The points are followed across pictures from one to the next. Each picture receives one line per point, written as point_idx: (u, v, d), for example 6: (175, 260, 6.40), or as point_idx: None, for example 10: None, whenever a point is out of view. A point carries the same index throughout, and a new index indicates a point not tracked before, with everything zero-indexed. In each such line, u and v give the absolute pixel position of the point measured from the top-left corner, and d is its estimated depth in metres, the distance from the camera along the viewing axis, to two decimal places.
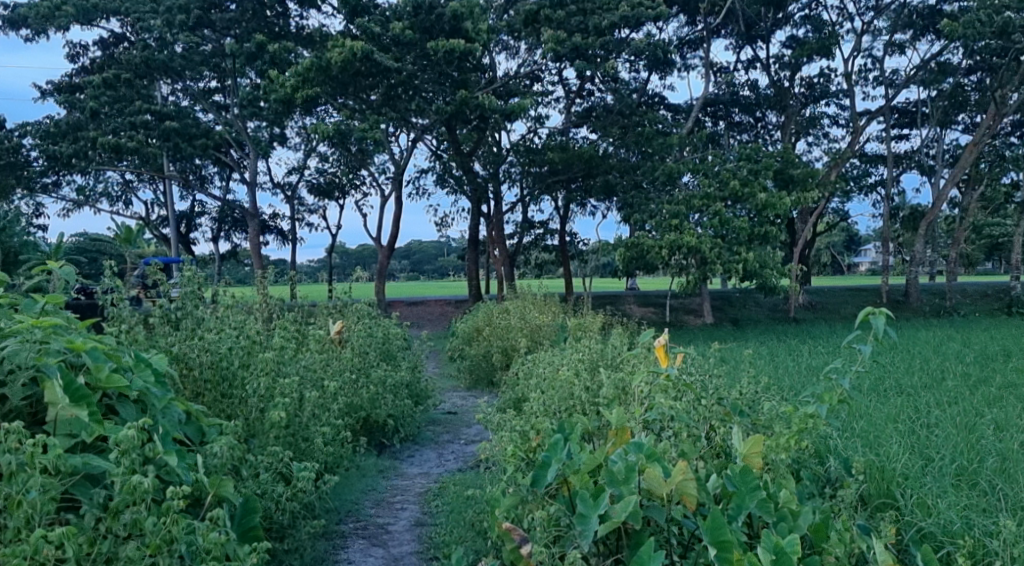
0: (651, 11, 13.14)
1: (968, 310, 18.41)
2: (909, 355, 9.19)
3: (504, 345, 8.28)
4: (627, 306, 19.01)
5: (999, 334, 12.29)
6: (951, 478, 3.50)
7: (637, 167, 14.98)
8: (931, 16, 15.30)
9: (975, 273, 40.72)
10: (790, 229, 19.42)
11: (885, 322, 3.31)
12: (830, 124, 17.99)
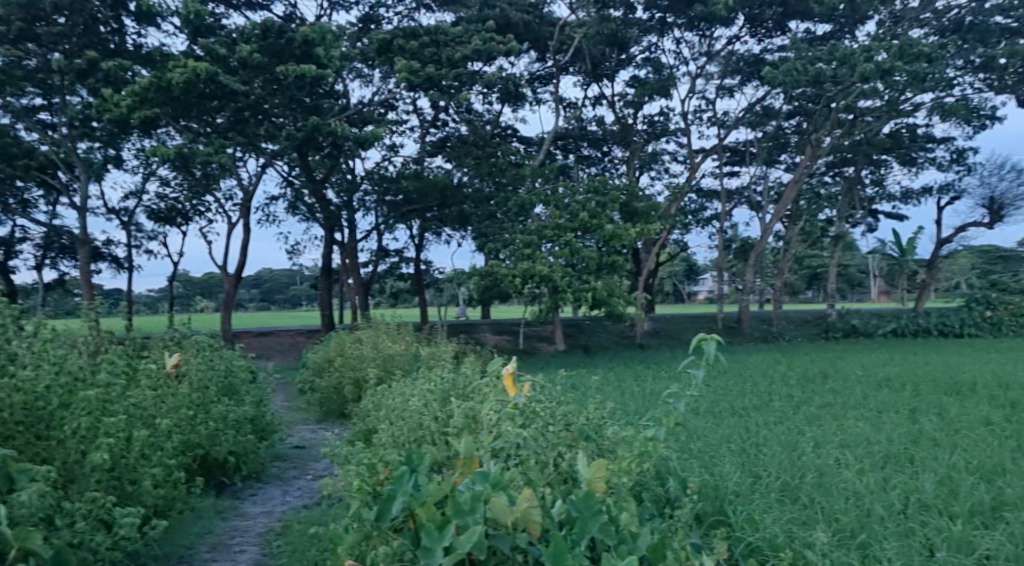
0: (502, 46, 13.60)
1: (792, 334, 19.98)
2: (725, 386, 9.98)
3: (356, 377, 8.30)
4: (481, 334, 19.31)
5: (809, 357, 13.46)
6: (777, 502, 3.78)
7: (490, 198, 15.43)
8: (755, 63, 16.55)
9: (799, 303, 44.41)
10: (636, 258, 19.55)
11: (716, 348, 3.55)
12: (670, 160, 19.13)
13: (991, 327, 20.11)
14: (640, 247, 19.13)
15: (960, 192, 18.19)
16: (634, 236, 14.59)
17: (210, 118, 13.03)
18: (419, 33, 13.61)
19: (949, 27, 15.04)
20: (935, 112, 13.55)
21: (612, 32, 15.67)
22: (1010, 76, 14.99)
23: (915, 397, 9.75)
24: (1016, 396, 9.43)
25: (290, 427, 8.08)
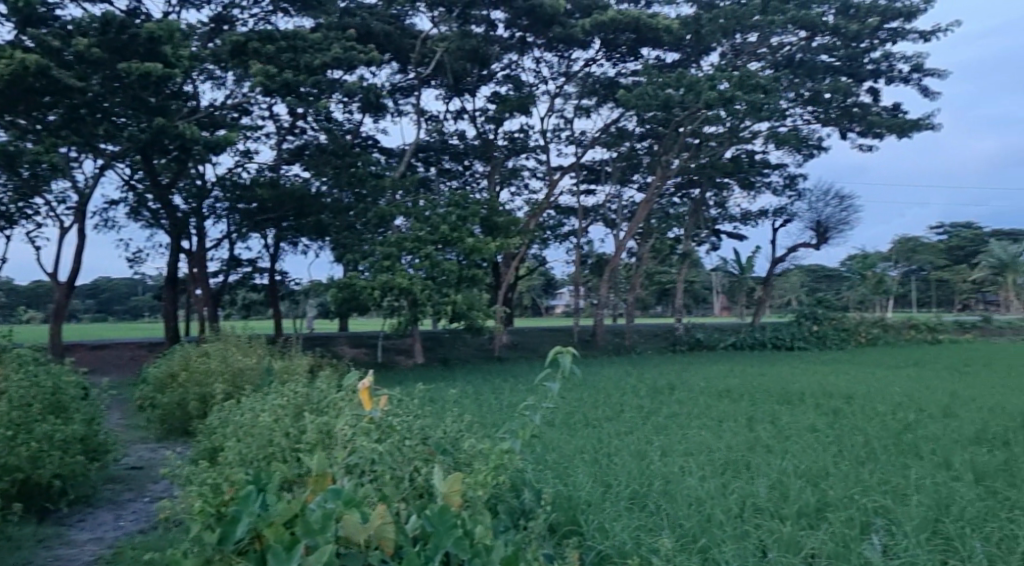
0: (362, 56, 13.47)
1: (643, 347, 20.90)
2: (574, 415, 10.15)
3: (202, 392, 7.97)
4: (338, 346, 18.96)
5: (654, 369, 14.13)
6: (632, 524, 3.96)
7: (349, 209, 15.26)
8: (610, 86, 17.24)
9: (649, 317, 46.68)
10: (495, 272, 19.91)
11: (572, 361, 3.65)
12: (530, 176, 19.64)
13: (817, 340, 21.86)
14: (500, 261, 19.52)
15: (792, 215, 19.68)
16: (494, 249, 14.87)
17: (39, 116, 12.24)
18: (275, 37, 13.24)
19: (782, 62, 16.14)
20: (769, 141, 14.51)
21: (473, 48, 15.87)
22: (834, 111, 16.20)
23: (744, 406, 10.47)
24: (832, 404, 10.33)
25: (128, 445, 7.70)
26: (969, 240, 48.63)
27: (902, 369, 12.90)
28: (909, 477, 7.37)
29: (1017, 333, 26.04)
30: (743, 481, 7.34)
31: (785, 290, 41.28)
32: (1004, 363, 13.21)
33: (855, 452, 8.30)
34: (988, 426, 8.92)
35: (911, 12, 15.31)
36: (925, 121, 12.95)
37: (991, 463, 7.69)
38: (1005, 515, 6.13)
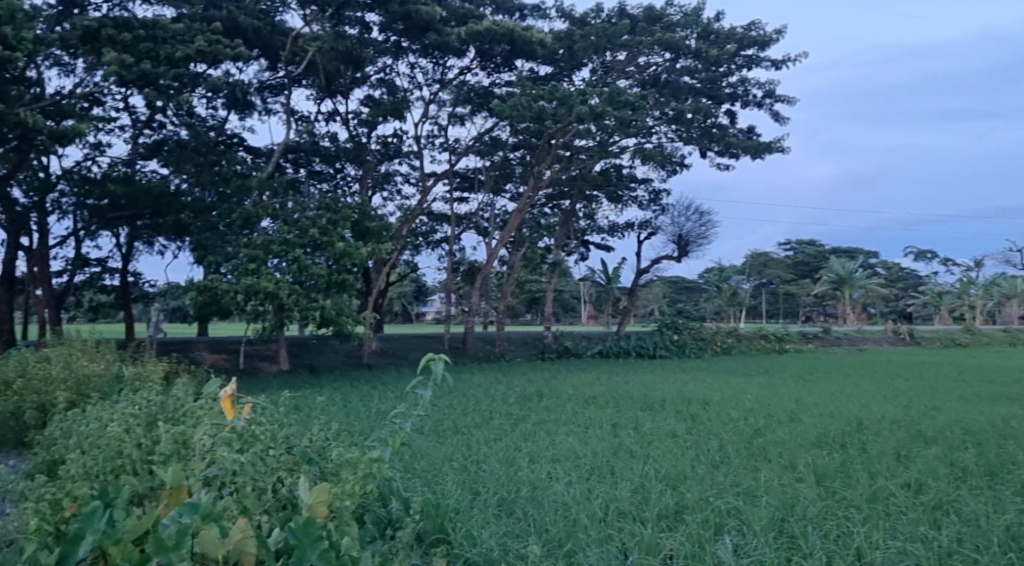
0: (229, 51, 12.90)
1: (513, 354, 21.16)
2: (444, 421, 10.19)
3: (43, 401, 7.34)
4: (197, 352, 18.01)
5: (524, 377, 14.37)
6: (501, 532, 4.03)
7: (212, 209, 14.62)
8: (484, 95, 17.43)
9: (519, 325, 47.44)
10: (365, 278, 19.63)
11: (443, 368, 3.67)
12: (403, 181, 19.54)
13: (677, 349, 22.98)
14: (371, 266, 19.23)
15: (655, 228, 20.60)
16: (365, 254, 14.64)
17: None
18: (133, 25, 12.44)
19: (648, 81, 16.85)
20: (635, 156, 15.11)
21: (346, 50, 15.59)
22: (695, 130, 17.09)
23: (610, 412, 10.85)
24: (691, 410, 10.90)
25: None
26: (812, 257, 52.77)
27: (752, 377, 13.77)
28: (758, 479, 7.95)
29: (852, 343, 28.47)
30: (608, 486, 7.69)
31: (649, 301, 43.15)
32: (839, 371, 14.39)
33: (710, 456, 8.83)
34: (827, 429, 9.70)
35: (765, 41, 16.33)
36: (776, 144, 13.93)
37: (829, 464, 8.39)
38: (840, 514, 6.93)
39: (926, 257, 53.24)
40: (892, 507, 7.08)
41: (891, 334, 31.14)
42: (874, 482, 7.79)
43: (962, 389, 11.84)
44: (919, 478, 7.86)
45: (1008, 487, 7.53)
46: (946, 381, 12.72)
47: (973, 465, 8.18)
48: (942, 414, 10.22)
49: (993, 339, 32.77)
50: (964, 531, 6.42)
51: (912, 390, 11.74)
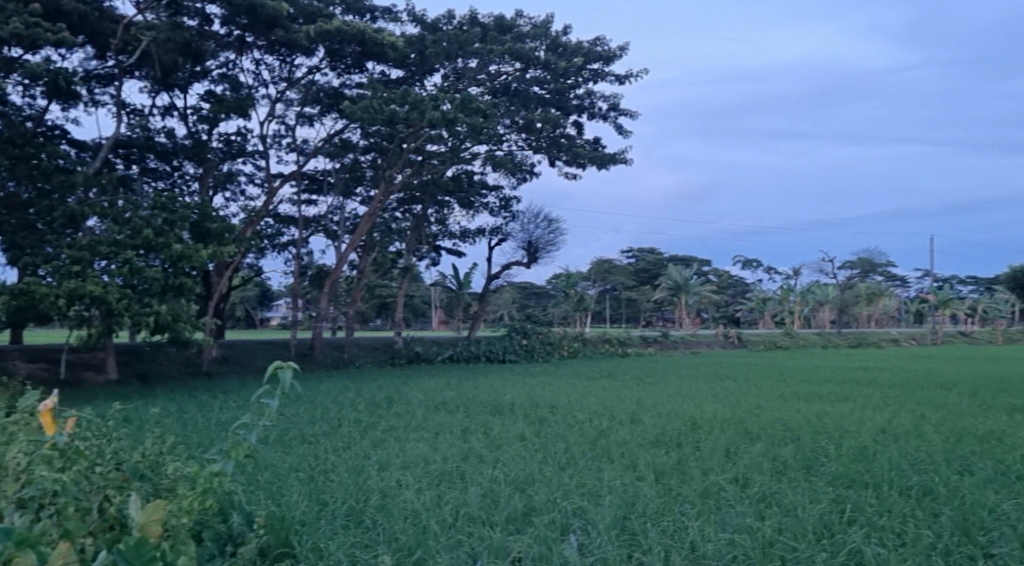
0: (50, 36, 11.82)
1: (362, 361, 20.77)
2: (290, 430, 9.89)
3: None
4: (8, 362, 16.27)
5: (375, 384, 14.15)
6: None
7: (28, 206, 13.35)
8: (334, 96, 17.03)
9: (369, 331, 46.73)
10: (205, 281, 18.61)
11: (292, 375, 3.67)
12: (246, 182, 18.75)
13: (526, 353, 23.51)
14: (211, 269, 18.20)
15: (506, 235, 20.97)
16: (205, 257, 13.86)
17: None
18: None
19: (498, 89, 17.12)
20: (487, 163, 15.31)
21: (185, 42, 14.70)
22: (544, 140, 17.57)
23: (461, 417, 10.92)
24: (540, 413, 11.19)
25: None
26: (651, 265, 55.68)
27: (597, 380, 14.33)
28: (602, 479, 8.35)
29: (687, 347, 30.30)
30: (458, 491, 7.80)
31: (499, 306, 43.74)
32: (676, 373, 15.29)
33: (558, 458, 9.13)
34: (665, 429, 10.29)
35: (609, 56, 17.03)
36: (620, 156, 14.59)
37: (667, 462, 8.92)
38: (676, 509, 7.43)
39: (751, 265, 57.76)
40: (722, 501, 7.66)
41: (721, 337, 33.47)
42: (707, 478, 8.38)
43: (782, 388, 12.96)
44: (745, 473, 8.54)
45: (821, 478, 8.35)
46: (769, 381, 13.86)
47: (792, 458, 8.99)
48: (765, 411, 11.14)
49: (809, 342, 36.01)
50: (784, 521, 7.06)
51: (741, 391, 12.72)
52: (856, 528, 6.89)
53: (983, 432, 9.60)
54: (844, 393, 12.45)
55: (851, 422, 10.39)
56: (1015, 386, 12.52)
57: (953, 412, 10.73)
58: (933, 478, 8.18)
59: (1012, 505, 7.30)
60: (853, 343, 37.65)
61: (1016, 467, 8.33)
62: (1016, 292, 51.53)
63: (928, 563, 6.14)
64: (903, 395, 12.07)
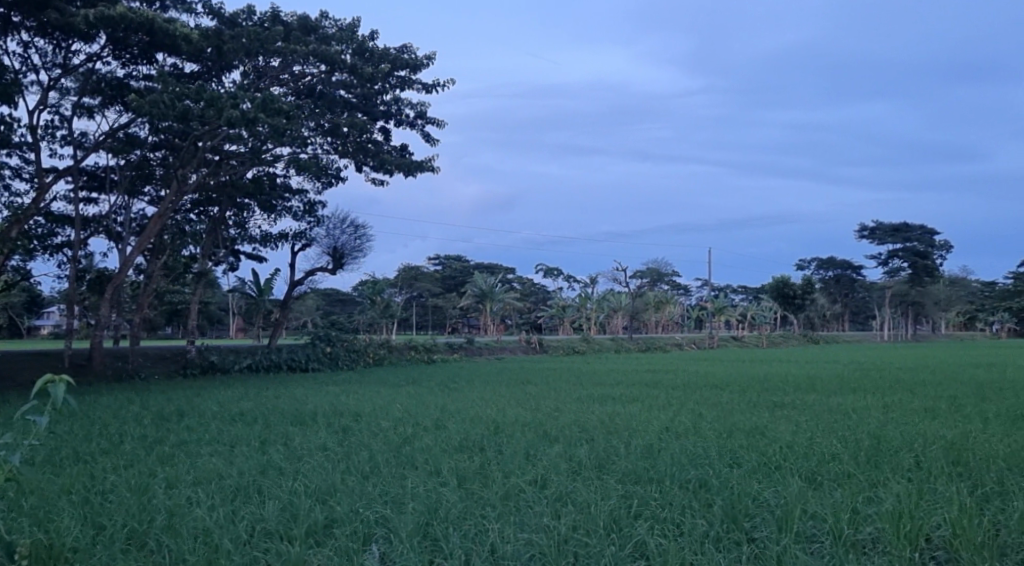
0: None
1: (149, 372, 19.24)
2: (59, 448, 9.00)
3: None
4: None
5: (161, 395, 13.17)
6: None
7: None
8: (119, 88, 15.69)
9: (156, 339, 43.45)
10: None
11: (64, 391, 3.63)
12: (11, 175, 16.77)
13: (330, 361, 22.92)
14: None
15: (310, 240, 20.35)
16: None
17: None
18: None
19: (302, 90, 16.65)
20: (291, 166, 14.81)
21: None
22: (350, 144, 17.24)
23: (259, 428, 10.49)
24: (342, 422, 11.00)
25: None
26: (457, 272, 56.64)
27: (401, 387, 14.29)
28: (406, 486, 8.40)
29: (491, 352, 31.09)
30: (255, 506, 7.54)
31: (302, 312, 42.33)
32: (478, 379, 15.62)
33: (361, 467, 9.06)
34: (468, 434, 10.51)
35: (417, 65, 17.08)
36: (427, 164, 14.67)
37: (470, 467, 9.14)
38: (478, 513, 7.65)
39: (552, 273, 60.47)
40: (521, 502, 8.01)
41: (524, 343, 34.85)
42: (508, 481, 8.70)
43: (576, 391, 13.67)
44: (543, 474, 8.96)
45: (612, 476, 8.97)
46: (565, 385, 14.56)
47: (586, 459, 9.55)
48: (562, 414, 11.73)
49: (603, 347, 38.32)
50: (578, 518, 7.52)
51: (541, 395, 13.29)
52: (641, 521, 7.49)
53: (750, 428, 10.75)
54: (633, 394, 13.40)
55: (638, 422, 11.22)
56: (773, 385, 14.13)
57: (725, 410, 11.89)
58: (707, 471, 9.07)
59: (772, 492, 8.29)
60: (644, 348, 40.57)
61: (774, 458, 9.45)
62: (778, 300, 58.16)
63: (702, 549, 6.84)
64: (682, 395, 13.20)
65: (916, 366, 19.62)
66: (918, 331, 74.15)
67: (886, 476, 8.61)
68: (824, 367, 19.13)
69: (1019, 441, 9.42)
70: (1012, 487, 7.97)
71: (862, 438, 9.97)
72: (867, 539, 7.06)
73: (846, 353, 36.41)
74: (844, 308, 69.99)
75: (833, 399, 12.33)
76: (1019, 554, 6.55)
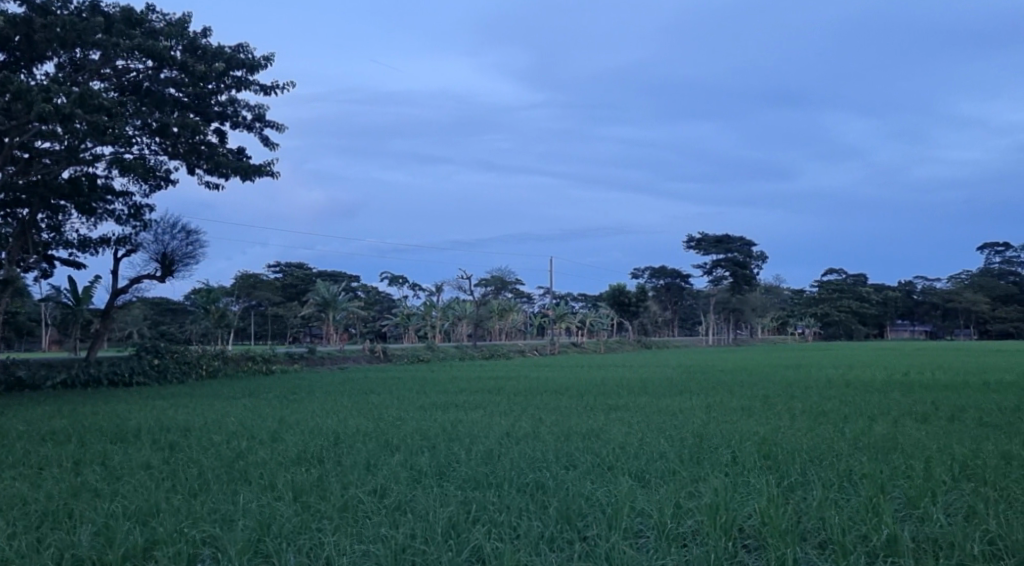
0: None
1: None
2: None
3: None
4: None
5: None
6: None
7: None
8: None
9: None
10: None
11: None
12: None
13: (157, 374, 21.53)
14: None
15: (137, 246, 19.07)
16: None
17: None
18: None
19: (127, 87, 15.67)
20: (112, 166, 13.88)
21: None
22: (181, 145, 16.35)
23: (71, 448, 9.72)
24: (169, 438, 10.42)
25: None
26: (298, 281, 55.29)
27: (236, 400, 13.70)
28: (237, 502, 8.08)
29: (333, 362, 30.45)
30: (64, 532, 6.99)
31: (127, 323, 39.73)
32: (319, 389, 15.26)
33: (188, 485, 8.61)
34: (306, 446, 10.24)
35: (254, 65, 16.49)
36: (265, 168, 14.18)
37: (307, 480, 8.91)
38: (314, 526, 7.49)
39: (397, 282, 60.34)
40: (359, 513, 7.91)
41: (368, 352, 34.39)
42: (346, 492, 8.56)
43: (419, 399, 13.69)
44: (383, 483, 8.89)
45: (451, 482, 9.03)
46: (406, 393, 14.52)
47: (426, 466, 9.57)
48: (404, 422, 11.70)
49: (448, 355, 38.50)
50: (416, 526, 7.52)
51: (383, 404, 13.17)
52: (479, 525, 7.61)
53: (586, 431, 11.17)
54: (474, 401, 13.58)
55: (479, 428, 11.39)
56: (607, 389, 14.77)
57: (564, 413, 12.32)
58: (544, 473, 9.34)
59: (603, 491, 8.64)
60: (487, 354, 41.23)
61: (607, 459, 9.88)
62: (615, 308, 60.89)
63: (536, 550, 7.04)
64: (522, 401, 13.54)
65: (728, 368, 21.13)
66: (745, 336, 79.89)
67: (707, 471, 9.22)
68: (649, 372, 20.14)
69: (820, 434, 10.38)
70: (812, 477, 8.76)
71: (687, 437, 10.63)
72: (688, 531, 7.52)
73: (666, 356, 38.59)
74: (676, 315, 74.41)
75: (663, 401, 13.06)
76: (816, 538, 7.21)
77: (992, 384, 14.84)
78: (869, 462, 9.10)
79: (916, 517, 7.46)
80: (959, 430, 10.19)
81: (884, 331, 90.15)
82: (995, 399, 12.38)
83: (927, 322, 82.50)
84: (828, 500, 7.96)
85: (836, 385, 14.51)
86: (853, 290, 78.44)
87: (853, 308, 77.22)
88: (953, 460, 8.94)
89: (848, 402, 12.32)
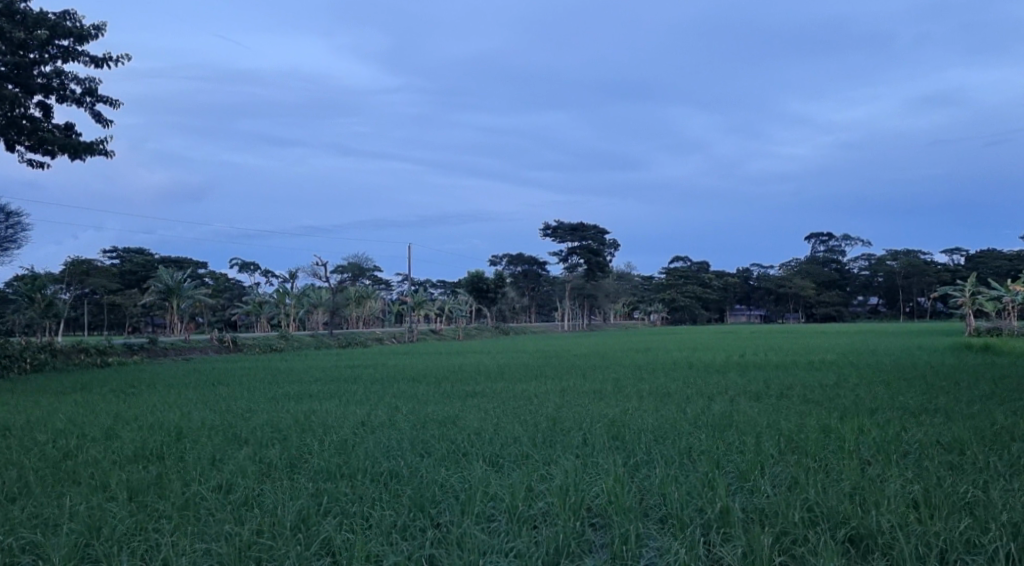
0: None
1: None
2: None
3: None
4: None
5: None
6: None
7: None
8: None
9: None
10: None
11: None
12: None
13: None
14: None
15: None
16: None
17: None
18: None
19: None
20: None
21: None
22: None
23: None
24: None
25: None
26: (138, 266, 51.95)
27: (65, 396, 12.72)
28: (63, 506, 7.49)
29: (178, 353, 28.86)
30: None
31: None
32: (160, 382, 14.43)
33: (6, 490, 7.90)
34: (145, 443, 9.67)
35: (83, 34, 15.28)
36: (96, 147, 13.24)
37: (144, 478, 8.40)
38: (150, 526, 7.08)
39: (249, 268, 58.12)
40: (201, 510, 7.53)
41: (217, 342, 32.88)
42: (187, 490, 8.12)
43: (272, 390, 13.24)
44: (229, 478, 8.52)
45: (303, 475, 8.79)
46: (256, 384, 14.02)
47: (276, 459, 9.27)
48: (254, 415, 11.29)
49: (302, 344, 37.62)
50: (263, 521, 7.26)
51: (231, 396, 12.65)
52: (330, 518, 7.42)
53: (443, 418, 11.19)
54: (329, 391, 13.30)
55: (334, 418, 11.15)
56: (463, 376, 14.87)
57: (420, 401, 12.29)
58: (399, 462, 9.26)
59: (458, 478, 8.67)
60: (343, 342, 40.41)
61: (462, 445, 9.92)
62: (473, 294, 61.44)
63: (387, 540, 6.98)
64: (379, 389, 13.40)
65: (580, 353, 21.80)
66: (604, 321, 82.75)
67: (558, 453, 9.45)
68: (501, 357, 20.54)
69: (664, 415, 10.91)
70: (656, 455, 9.16)
71: (541, 421, 10.88)
72: (538, 513, 7.64)
73: (514, 343, 39.41)
74: (532, 300, 75.91)
75: (519, 387, 13.29)
76: (657, 513, 7.53)
77: (816, 364, 16.18)
78: (708, 439, 9.64)
79: (747, 489, 7.97)
80: (787, 407, 11.01)
81: (729, 315, 96.01)
82: (818, 377, 13.47)
83: (764, 306, 88.57)
84: (669, 476, 8.35)
85: (680, 367, 15.33)
86: (698, 276, 83.10)
87: (697, 293, 81.84)
88: (781, 435, 9.62)
89: (691, 384, 13.00)
